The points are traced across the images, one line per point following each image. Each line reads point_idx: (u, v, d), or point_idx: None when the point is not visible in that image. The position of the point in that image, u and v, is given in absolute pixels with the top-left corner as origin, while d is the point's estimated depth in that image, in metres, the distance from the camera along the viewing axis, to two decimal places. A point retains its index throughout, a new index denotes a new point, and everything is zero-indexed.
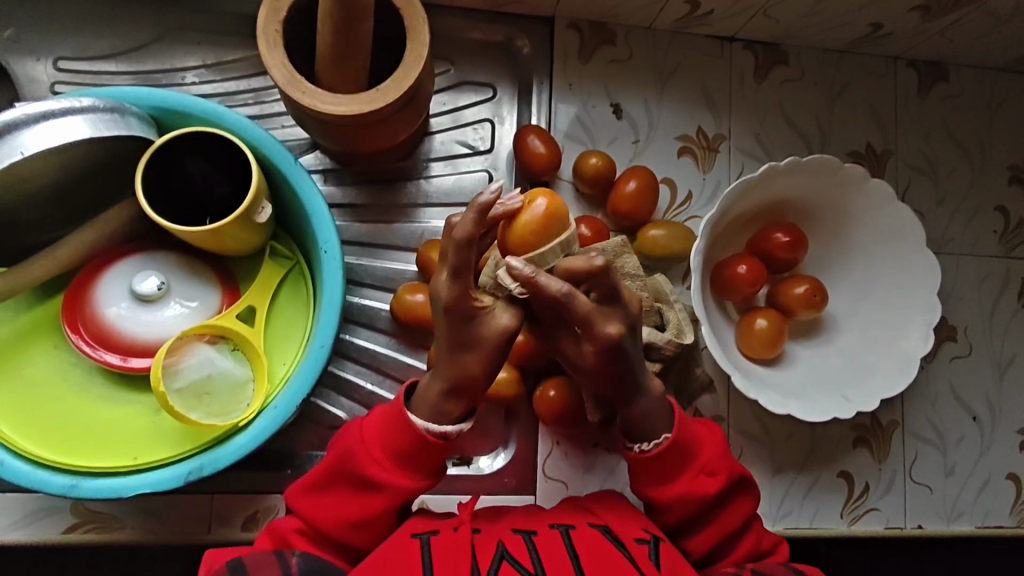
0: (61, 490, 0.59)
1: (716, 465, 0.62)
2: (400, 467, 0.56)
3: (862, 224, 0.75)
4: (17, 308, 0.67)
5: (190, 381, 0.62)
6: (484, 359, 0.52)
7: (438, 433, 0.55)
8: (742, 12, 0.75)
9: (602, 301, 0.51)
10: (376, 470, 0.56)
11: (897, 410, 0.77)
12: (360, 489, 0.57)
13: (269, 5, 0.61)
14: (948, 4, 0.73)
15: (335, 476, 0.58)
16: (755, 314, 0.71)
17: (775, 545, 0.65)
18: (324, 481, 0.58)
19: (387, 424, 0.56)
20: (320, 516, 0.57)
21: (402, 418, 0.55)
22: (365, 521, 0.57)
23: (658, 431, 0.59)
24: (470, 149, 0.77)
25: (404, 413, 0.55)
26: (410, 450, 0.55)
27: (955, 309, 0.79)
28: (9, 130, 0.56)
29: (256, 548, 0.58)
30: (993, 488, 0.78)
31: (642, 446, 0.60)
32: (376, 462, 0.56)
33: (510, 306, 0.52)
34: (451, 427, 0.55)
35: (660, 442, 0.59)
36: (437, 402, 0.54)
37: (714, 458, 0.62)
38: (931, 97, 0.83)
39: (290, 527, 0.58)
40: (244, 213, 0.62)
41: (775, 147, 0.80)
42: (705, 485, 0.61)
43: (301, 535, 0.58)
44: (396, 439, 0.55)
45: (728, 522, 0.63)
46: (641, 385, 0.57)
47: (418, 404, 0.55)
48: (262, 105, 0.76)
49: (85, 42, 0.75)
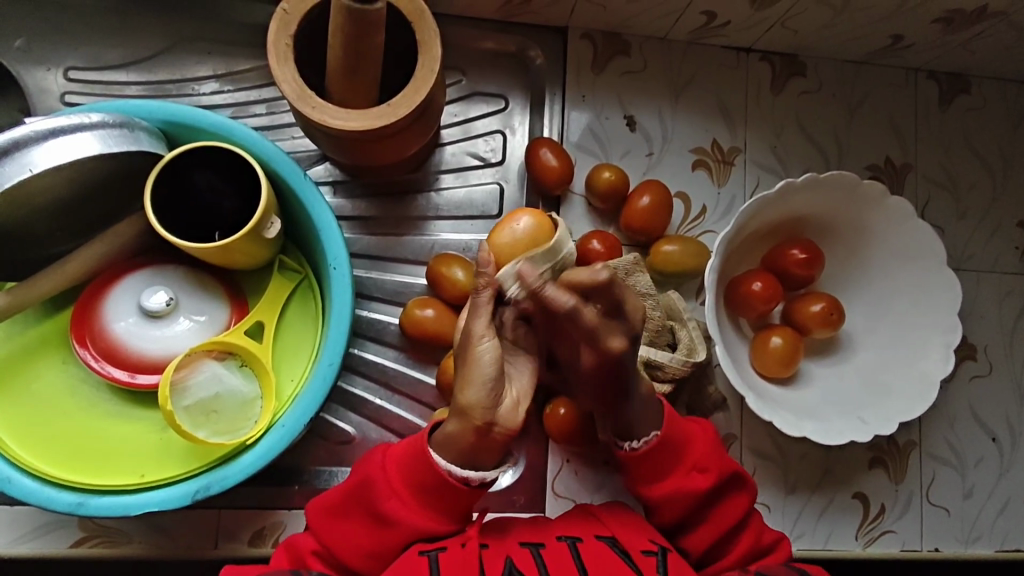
0: (68, 508, 0.58)
1: (709, 463, 0.61)
2: (420, 504, 0.55)
3: (881, 241, 0.73)
4: (26, 322, 0.66)
5: (197, 399, 0.62)
6: (482, 377, 0.50)
7: (461, 477, 0.54)
8: (759, 23, 0.74)
9: (610, 316, 0.50)
10: (395, 504, 0.55)
11: (914, 430, 0.76)
12: (374, 519, 0.56)
13: (280, 19, 0.60)
14: (972, 16, 0.72)
15: (352, 500, 0.57)
16: (770, 332, 0.69)
17: (775, 541, 0.63)
18: (343, 504, 0.57)
19: (408, 456, 0.55)
20: (334, 541, 0.57)
21: (421, 454, 0.54)
22: (378, 552, 0.57)
23: (645, 429, 0.59)
24: (480, 161, 0.76)
25: (426, 447, 0.55)
26: (429, 489, 0.55)
27: (975, 328, 0.78)
28: (18, 147, 0.55)
29: (273, 566, 0.57)
30: (1012, 511, 0.77)
31: (632, 445, 0.60)
32: (393, 495, 0.55)
33: (481, 313, 0.51)
34: (474, 474, 0.54)
35: (648, 439, 0.59)
36: (459, 438, 0.53)
37: (705, 455, 0.61)
38: (951, 109, 0.81)
39: (306, 548, 0.58)
40: (254, 229, 0.62)
41: (792, 161, 0.78)
42: (696, 482, 0.60)
43: (317, 557, 0.57)
44: (417, 475, 0.55)
45: (723, 520, 0.62)
46: (636, 392, 0.56)
47: (438, 440, 0.54)
48: (273, 116, 0.76)
49: (95, 52, 0.75)
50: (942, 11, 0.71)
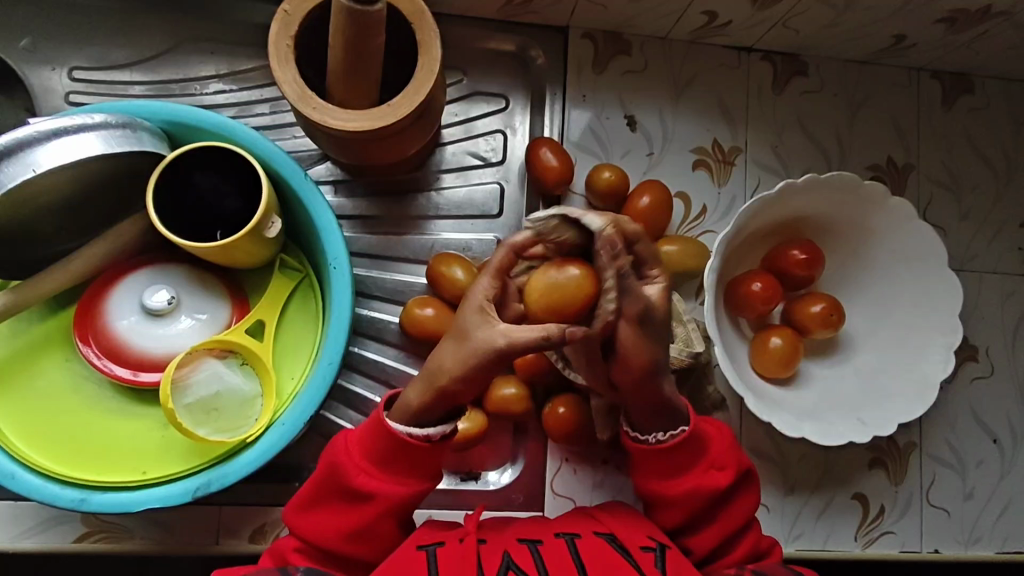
0: (71, 504, 0.59)
1: (726, 461, 0.61)
2: (388, 473, 0.56)
3: (882, 242, 0.73)
4: (30, 320, 0.67)
5: (197, 398, 0.62)
6: (463, 358, 0.49)
7: (421, 436, 0.54)
8: (760, 23, 0.74)
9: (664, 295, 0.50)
10: (365, 479, 0.56)
11: (915, 432, 0.76)
12: (352, 499, 0.56)
13: (281, 20, 0.60)
14: (976, 16, 0.72)
15: (324, 490, 0.57)
16: (770, 333, 0.69)
17: (771, 545, 0.64)
18: (316, 495, 0.57)
19: (369, 432, 0.55)
20: (319, 531, 0.57)
21: (381, 425, 0.54)
22: (356, 531, 0.57)
23: (675, 423, 0.59)
24: (481, 161, 0.77)
25: (384, 421, 0.54)
26: (397, 457, 0.55)
27: (977, 329, 0.78)
28: (22, 147, 0.56)
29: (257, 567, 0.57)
30: (1012, 513, 0.76)
31: (657, 436, 0.59)
32: (362, 470, 0.56)
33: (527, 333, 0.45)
34: (434, 430, 0.54)
35: (676, 433, 0.59)
36: (425, 407, 0.53)
37: (726, 454, 0.61)
38: (955, 109, 0.81)
39: (289, 546, 0.58)
40: (255, 228, 0.62)
41: (794, 162, 0.78)
42: (715, 480, 0.60)
43: (299, 553, 0.57)
44: (379, 444, 0.55)
45: (734, 519, 0.62)
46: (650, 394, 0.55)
47: (395, 410, 0.54)
48: (276, 116, 0.76)
49: (99, 52, 0.75)
50: (946, 10, 0.71)
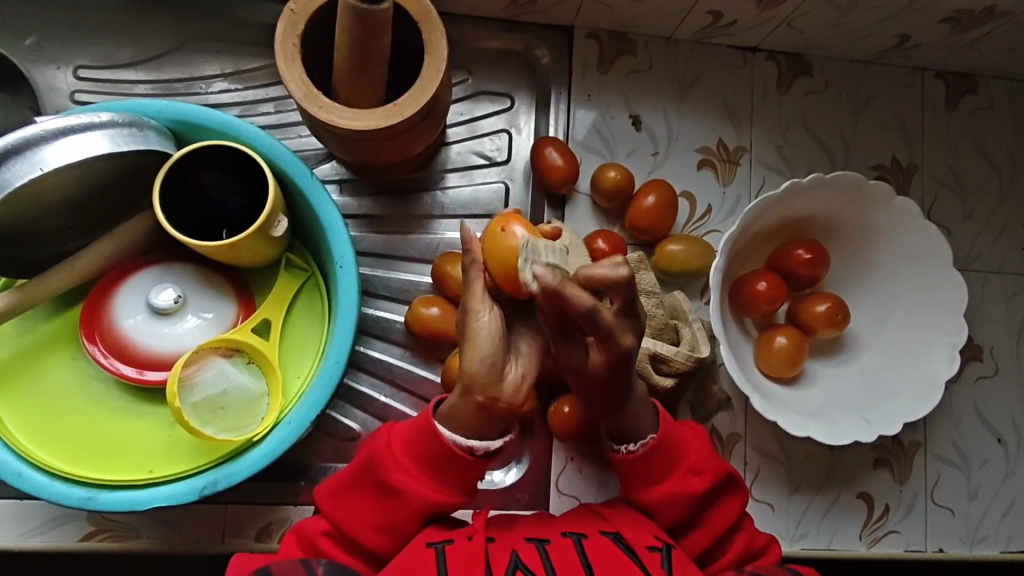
0: (78, 502, 0.59)
1: (703, 466, 0.61)
2: (427, 478, 0.56)
3: (887, 242, 0.73)
4: (36, 319, 0.67)
5: (204, 396, 0.63)
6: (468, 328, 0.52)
7: (466, 448, 0.54)
8: (766, 22, 0.74)
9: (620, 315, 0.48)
10: (403, 479, 0.56)
11: (919, 431, 0.76)
12: (383, 496, 0.56)
13: (287, 20, 0.60)
14: (979, 16, 0.72)
15: (358, 482, 0.57)
16: (776, 332, 0.69)
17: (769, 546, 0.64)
18: (349, 486, 0.58)
19: (415, 433, 0.55)
20: (343, 521, 0.57)
21: (429, 426, 0.54)
22: (389, 526, 0.57)
23: (642, 432, 0.60)
24: (486, 160, 0.77)
25: (433, 422, 0.54)
26: (439, 464, 0.55)
27: (981, 328, 0.78)
28: (29, 146, 0.56)
29: (282, 553, 0.58)
30: (1017, 512, 0.77)
31: (629, 448, 0.60)
32: (400, 469, 0.56)
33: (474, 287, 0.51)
34: (479, 443, 0.54)
35: (645, 442, 0.60)
36: (457, 412, 0.53)
37: (701, 458, 0.61)
38: (959, 109, 0.81)
39: (316, 529, 0.58)
40: (261, 227, 0.62)
41: (798, 161, 0.78)
42: (693, 485, 0.61)
43: (327, 537, 0.58)
44: (425, 446, 0.55)
45: (718, 523, 0.62)
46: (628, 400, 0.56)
47: (442, 415, 0.54)
48: (282, 115, 0.76)
49: (105, 50, 0.76)
50: (950, 10, 0.71)
